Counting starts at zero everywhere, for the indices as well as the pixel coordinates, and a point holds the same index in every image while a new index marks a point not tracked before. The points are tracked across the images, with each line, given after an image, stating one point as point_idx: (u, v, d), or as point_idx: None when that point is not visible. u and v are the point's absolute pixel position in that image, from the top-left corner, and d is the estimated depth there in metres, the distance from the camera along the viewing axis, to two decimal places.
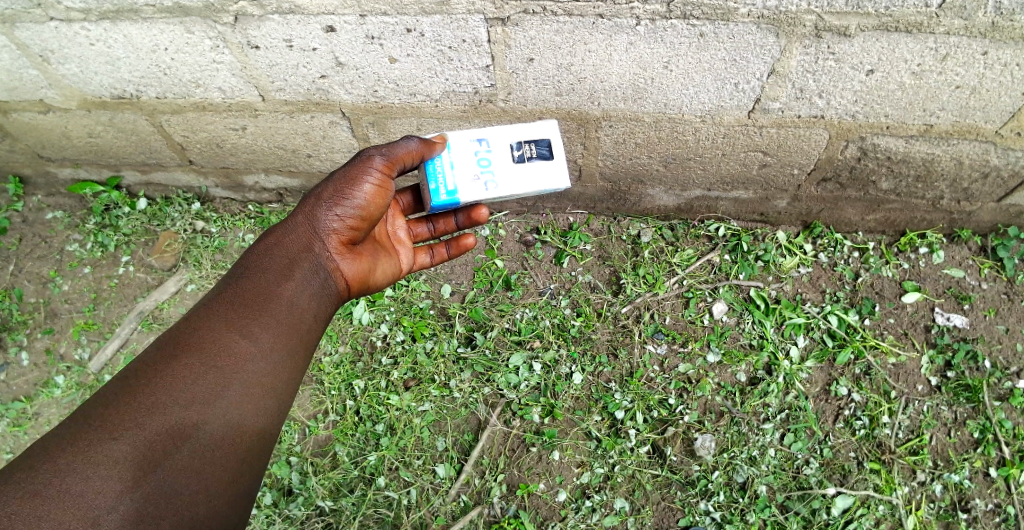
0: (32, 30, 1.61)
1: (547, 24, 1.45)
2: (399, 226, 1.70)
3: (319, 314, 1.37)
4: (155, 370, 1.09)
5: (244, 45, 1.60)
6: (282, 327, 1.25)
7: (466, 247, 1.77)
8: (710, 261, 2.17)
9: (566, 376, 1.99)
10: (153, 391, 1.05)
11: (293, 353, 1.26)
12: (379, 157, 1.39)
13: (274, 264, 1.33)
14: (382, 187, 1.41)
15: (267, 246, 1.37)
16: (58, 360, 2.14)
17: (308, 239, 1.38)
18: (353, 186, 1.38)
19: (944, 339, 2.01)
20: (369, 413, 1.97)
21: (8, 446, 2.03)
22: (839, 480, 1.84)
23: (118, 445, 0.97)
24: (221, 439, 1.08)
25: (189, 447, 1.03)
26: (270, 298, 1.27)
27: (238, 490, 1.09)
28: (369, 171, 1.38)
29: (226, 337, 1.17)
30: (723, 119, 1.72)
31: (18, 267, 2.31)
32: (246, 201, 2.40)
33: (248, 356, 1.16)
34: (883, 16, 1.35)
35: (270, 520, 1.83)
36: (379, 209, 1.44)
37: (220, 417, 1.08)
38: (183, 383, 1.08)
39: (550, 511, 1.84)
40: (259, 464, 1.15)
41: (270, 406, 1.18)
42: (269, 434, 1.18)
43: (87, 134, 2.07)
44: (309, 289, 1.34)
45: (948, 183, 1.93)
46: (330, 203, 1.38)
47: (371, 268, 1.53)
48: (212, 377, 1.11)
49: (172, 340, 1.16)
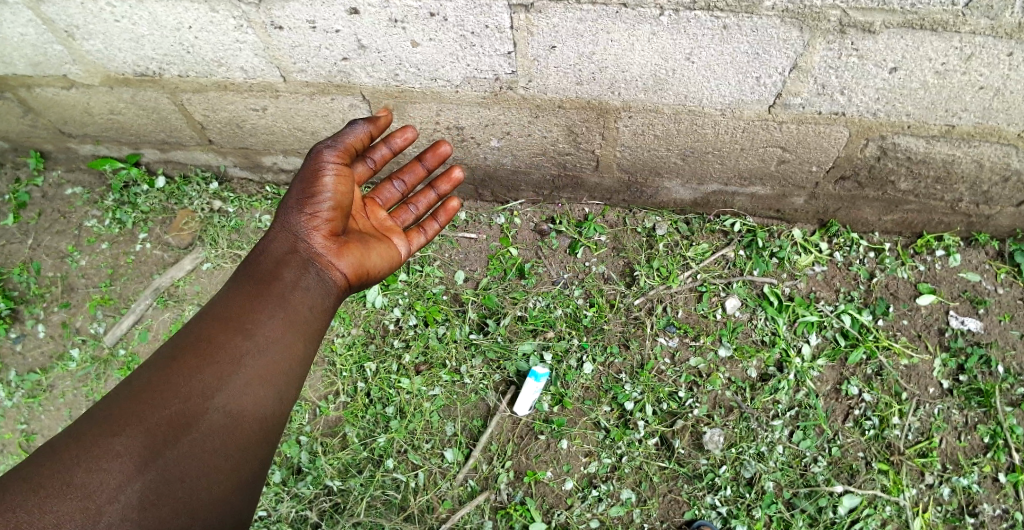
0: (58, 5, 1.63)
1: (570, 12, 1.45)
2: (382, 217, 1.71)
3: (317, 309, 1.44)
4: (155, 375, 1.21)
5: (268, 25, 1.60)
6: (276, 326, 1.35)
7: (452, 211, 1.77)
8: (725, 256, 2.15)
9: (577, 366, 1.99)
10: (153, 392, 1.17)
11: (289, 348, 1.34)
12: (329, 150, 1.48)
13: (266, 270, 1.43)
14: (342, 176, 1.49)
15: (257, 255, 1.47)
16: (74, 333, 2.18)
17: (290, 242, 1.46)
18: (315, 183, 1.46)
19: (958, 343, 2.00)
20: (379, 396, 1.98)
21: (24, 416, 2.08)
22: (847, 479, 1.85)
23: (122, 438, 1.08)
24: (221, 430, 1.17)
25: (187, 439, 1.13)
26: (263, 299, 1.38)
27: (240, 480, 1.18)
28: (325, 165, 1.47)
29: (224, 337, 1.29)
30: (743, 113, 1.72)
31: (37, 241, 2.34)
32: (264, 183, 2.40)
33: (244, 352, 1.27)
34: (909, 14, 1.34)
35: (278, 498, 1.87)
36: (346, 197, 1.50)
37: (217, 410, 1.19)
38: (180, 380, 1.19)
39: (557, 499, 1.86)
40: (262, 451, 1.24)
41: (269, 399, 1.27)
42: (270, 424, 1.27)
43: (109, 110, 2.09)
44: (301, 287, 1.42)
45: (968, 185, 1.91)
46: (300, 203, 1.46)
47: (363, 255, 1.54)
48: (208, 374, 1.22)
49: (173, 348, 1.28)
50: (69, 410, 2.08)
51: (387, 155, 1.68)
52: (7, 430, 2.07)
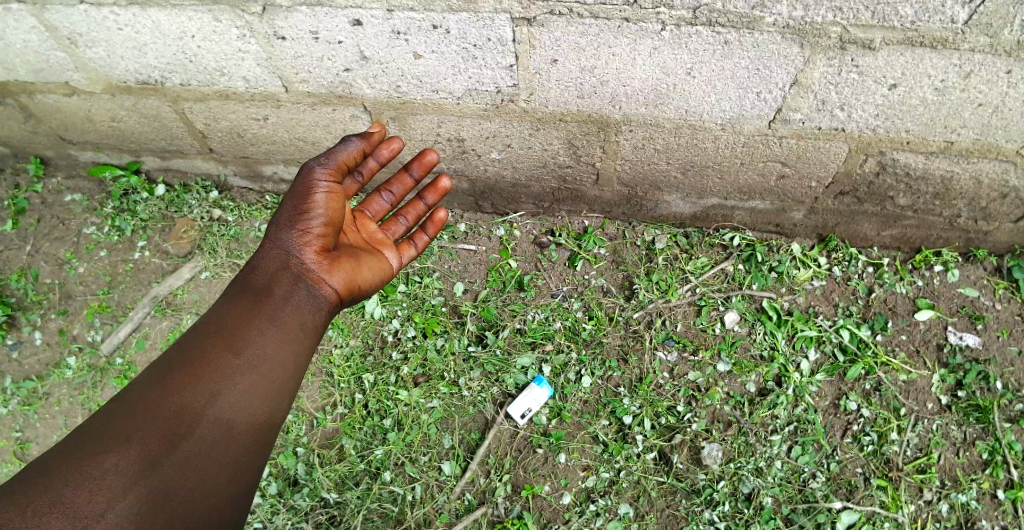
0: (62, 13, 1.63)
1: (572, 26, 1.46)
2: (374, 229, 1.71)
3: (309, 325, 1.44)
4: (144, 394, 1.21)
5: (271, 35, 1.61)
6: (266, 343, 1.35)
7: (439, 222, 1.76)
8: (724, 270, 2.16)
9: (575, 379, 1.99)
10: (143, 411, 1.17)
11: (279, 366, 1.35)
12: (320, 168, 1.48)
13: (256, 287, 1.44)
14: (334, 193, 1.49)
15: (248, 272, 1.48)
16: (71, 340, 2.17)
17: (282, 260, 1.47)
18: (306, 200, 1.46)
19: (956, 359, 2.00)
20: (377, 408, 1.97)
21: (18, 424, 2.06)
22: (845, 494, 1.84)
23: (113, 456, 1.08)
24: (211, 447, 1.18)
25: (178, 457, 1.13)
26: (254, 316, 1.38)
27: (232, 497, 1.18)
28: (318, 184, 1.47)
29: (214, 354, 1.29)
30: (743, 129, 1.72)
31: (35, 248, 2.34)
32: (264, 192, 2.40)
33: (235, 369, 1.28)
34: (909, 31, 1.35)
35: (275, 509, 1.86)
36: (338, 213, 1.50)
37: (207, 428, 1.19)
38: (170, 399, 1.20)
39: (554, 513, 1.85)
40: (254, 466, 1.25)
41: (258, 416, 1.28)
42: (262, 438, 1.28)
43: (110, 118, 2.09)
44: (293, 302, 1.43)
45: (967, 201, 1.91)
46: (293, 221, 1.46)
47: (355, 269, 1.55)
48: (197, 393, 1.22)
49: (163, 367, 1.28)
50: (65, 418, 2.06)
51: (375, 168, 1.67)
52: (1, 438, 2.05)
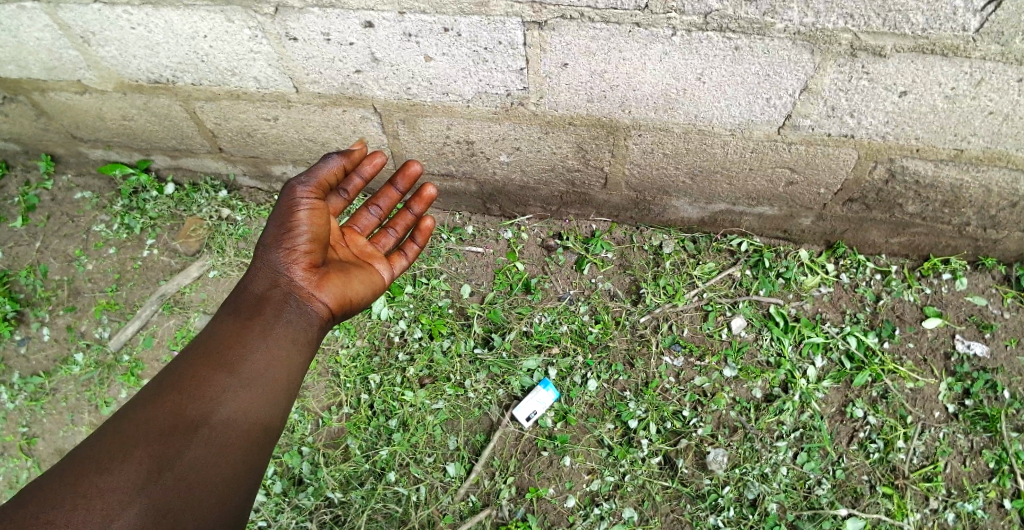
0: (76, 12, 1.64)
1: (583, 30, 1.46)
2: (364, 244, 1.72)
3: (301, 340, 1.45)
4: (138, 413, 1.22)
5: (283, 36, 1.61)
6: (258, 360, 1.36)
7: (427, 230, 1.77)
8: (731, 276, 2.16)
9: (581, 382, 1.99)
10: (137, 429, 1.17)
11: (271, 381, 1.36)
12: (303, 187, 1.50)
13: (247, 307, 1.45)
14: (317, 209, 1.51)
15: (238, 293, 1.49)
16: (78, 337, 2.18)
17: (270, 278, 1.48)
18: (290, 218, 1.48)
19: (964, 367, 1.99)
20: (383, 408, 1.98)
21: (25, 419, 2.07)
22: (850, 502, 1.83)
23: (108, 474, 1.08)
24: (206, 461, 1.18)
25: (173, 473, 1.13)
26: (246, 333, 1.39)
27: (226, 510, 1.18)
28: (300, 201, 1.49)
29: (206, 372, 1.30)
30: (752, 134, 1.72)
31: (45, 244, 2.35)
32: (272, 192, 2.41)
33: (227, 386, 1.29)
34: (920, 38, 1.35)
35: (280, 508, 1.86)
36: (324, 228, 1.52)
37: (200, 443, 1.19)
38: (162, 417, 1.20)
39: (558, 516, 1.84)
40: (249, 480, 1.24)
41: (251, 430, 1.28)
42: (256, 453, 1.28)
43: (121, 116, 2.10)
44: (284, 318, 1.44)
45: (976, 209, 1.91)
46: (278, 240, 1.48)
47: (345, 283, 1.56)
48: (190, 410, 1.22)
49: (156, 387, 1.28)
50: (71, 415, 2.07)
51: (359, 184, 1.69)
52: (7, 433, 2.06)
